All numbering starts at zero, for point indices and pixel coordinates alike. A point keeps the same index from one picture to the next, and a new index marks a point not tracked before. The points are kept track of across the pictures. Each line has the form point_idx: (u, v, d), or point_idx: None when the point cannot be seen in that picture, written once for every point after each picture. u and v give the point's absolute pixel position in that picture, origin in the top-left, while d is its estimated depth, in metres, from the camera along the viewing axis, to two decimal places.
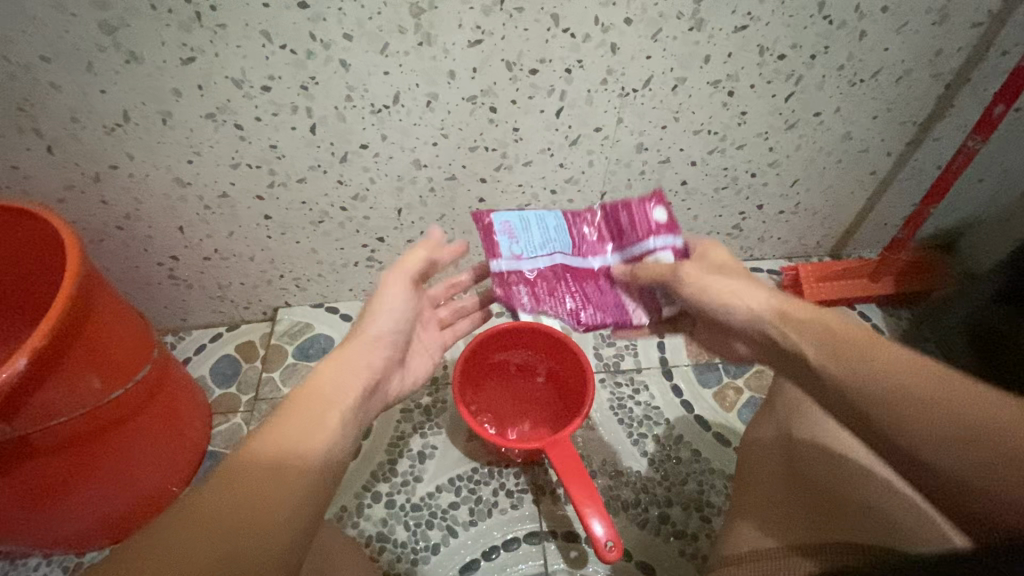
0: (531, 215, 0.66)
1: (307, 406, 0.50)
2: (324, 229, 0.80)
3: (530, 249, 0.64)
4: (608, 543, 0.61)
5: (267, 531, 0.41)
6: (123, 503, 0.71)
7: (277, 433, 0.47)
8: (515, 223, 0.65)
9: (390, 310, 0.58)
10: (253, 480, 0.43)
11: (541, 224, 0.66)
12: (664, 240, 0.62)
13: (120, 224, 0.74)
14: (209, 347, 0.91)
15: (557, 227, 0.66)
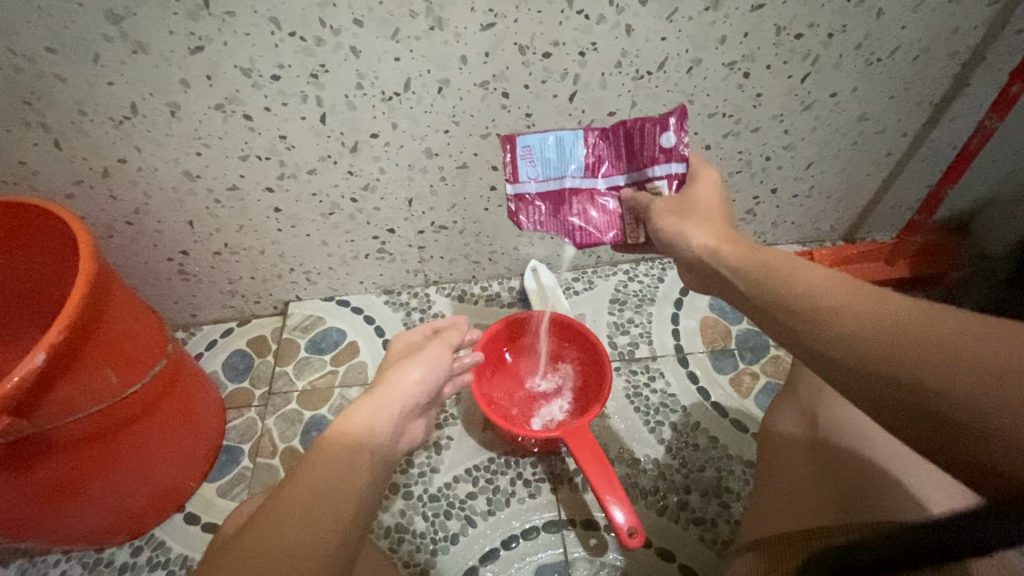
0: (553, 134, 0.58)
1: (343, 436, 0.49)
2: (334, 221, 0.79)
3: (546, 172, 0.59)
4: (630, 529, 0.60)
5: (320, 554, 0.41)
6: (142, 498, 0.71)
7: (319, 467, 0.46)
8: (537, 144, 0.59)
9: (428, 363, 0.60)
10: (299, 506, 0.42)
11: (562, 143, 0.59)
12: (664, 167, 0.57)
13: (129, 219, 0.74)
14: (220, 343, 0.91)
15: (573, 143, 0.59)
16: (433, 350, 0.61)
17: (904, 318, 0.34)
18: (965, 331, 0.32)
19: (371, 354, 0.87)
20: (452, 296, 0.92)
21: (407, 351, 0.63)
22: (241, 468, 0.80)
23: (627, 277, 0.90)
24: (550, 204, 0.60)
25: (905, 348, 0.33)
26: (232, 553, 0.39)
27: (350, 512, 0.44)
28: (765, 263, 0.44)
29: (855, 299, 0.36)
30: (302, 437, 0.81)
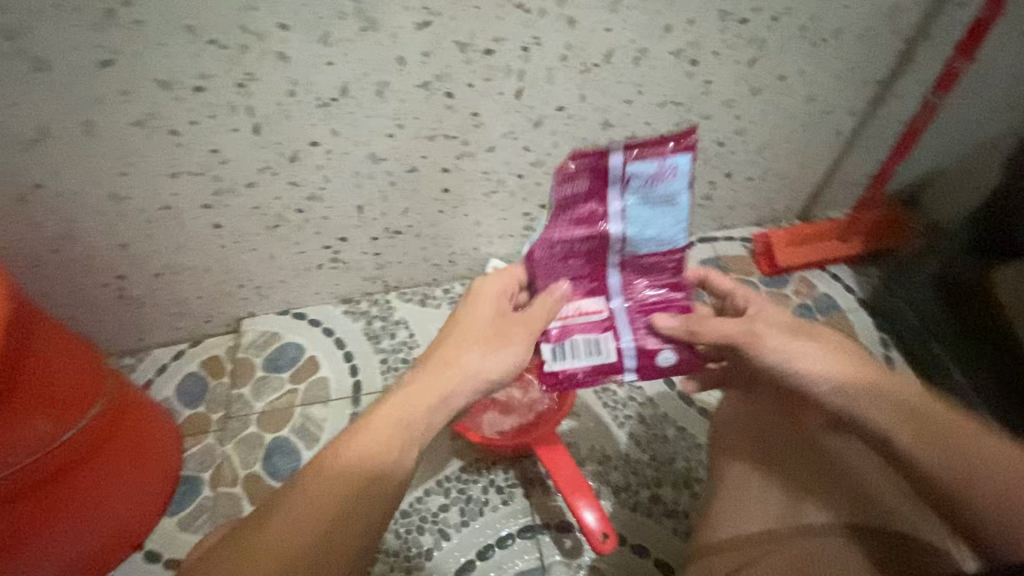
0: (671, 212, 0.57)
1: (375, 437, 0.48)
2: (281, 234, 0.75)
3: (627, 217, 0.57)
4: (602, 534, 0.61)
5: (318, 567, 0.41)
6: (97, 539, 0.68)
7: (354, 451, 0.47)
8: (653, 184, 0.55)
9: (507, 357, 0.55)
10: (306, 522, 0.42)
11: (661, 230, 0.58)
12: (660, 359, 0.62)
13: (54, 247, 0.68)
14: (172, 367, 0.86)
15: (656, 248, 0.60)
16: (517, 342, 0.55)
17: (978, 445, 0.47)
18: (999, 457, 0.46)
19: (332, 368, 0.85)
20: (413, 301, 0.90)
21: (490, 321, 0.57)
22: (203, 498, 0.76)
23: None
24: (579, 220, 0.57)
25: (966, 462, 0.46)
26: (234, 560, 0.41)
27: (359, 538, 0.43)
28: (859, 374, 0.52)
29: (918, 413, 0.49)
30: (265, 461, 0.78)
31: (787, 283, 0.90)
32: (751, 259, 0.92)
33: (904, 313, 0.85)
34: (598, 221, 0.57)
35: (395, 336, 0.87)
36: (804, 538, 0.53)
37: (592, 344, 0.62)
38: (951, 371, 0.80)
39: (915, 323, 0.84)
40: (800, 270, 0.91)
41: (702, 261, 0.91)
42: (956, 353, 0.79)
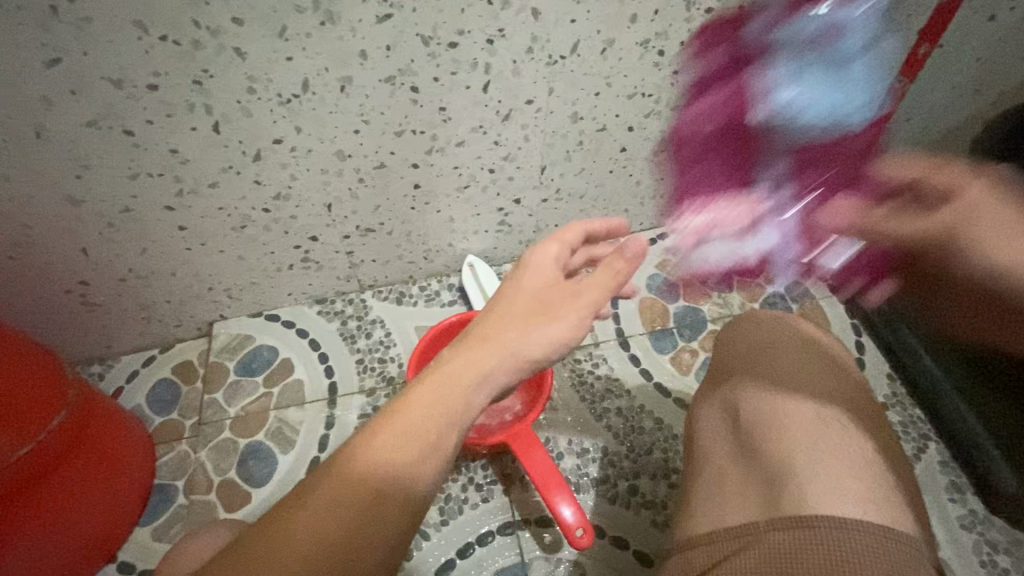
0: (813, 95, 0.70)
1: (407, 426, 0.43)
2: (249, 234, 0.74)
3: (811, 43, 0.66)
4: (579, 529, 0.61)
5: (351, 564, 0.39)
6: (74, 552, 0.66)
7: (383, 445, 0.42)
8: (806, 30, 0.65)
9: (560, 329, 0.50)
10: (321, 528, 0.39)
11: (827, 86, 0.70)
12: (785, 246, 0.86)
13: (11, 254, 0.66)
14: (142, 374, 0.84)
15: (825, 119, 0.74)
16: (563, 326, 0.50)
17: None
18: None
19: (307, 370, 0.83)
20: (389, 300, 0.89)
21: (538, 299, 0.51)
22: (178, 507, 0.75)
23: None
24: (735, 82, 0.69)
25: None
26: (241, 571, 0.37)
27: (386, 547, 0.40)
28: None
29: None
30: (240, 467, 0.77)
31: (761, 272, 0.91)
32: None
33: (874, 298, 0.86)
34: (757, 100, 0.70)
35: (371, 335, 0.86)
36: (777, 530, 0.44)
37: (741, 248, 0.85)
38: (919, 355, 0.81)
39: (885, 307, 0.85)
40: None
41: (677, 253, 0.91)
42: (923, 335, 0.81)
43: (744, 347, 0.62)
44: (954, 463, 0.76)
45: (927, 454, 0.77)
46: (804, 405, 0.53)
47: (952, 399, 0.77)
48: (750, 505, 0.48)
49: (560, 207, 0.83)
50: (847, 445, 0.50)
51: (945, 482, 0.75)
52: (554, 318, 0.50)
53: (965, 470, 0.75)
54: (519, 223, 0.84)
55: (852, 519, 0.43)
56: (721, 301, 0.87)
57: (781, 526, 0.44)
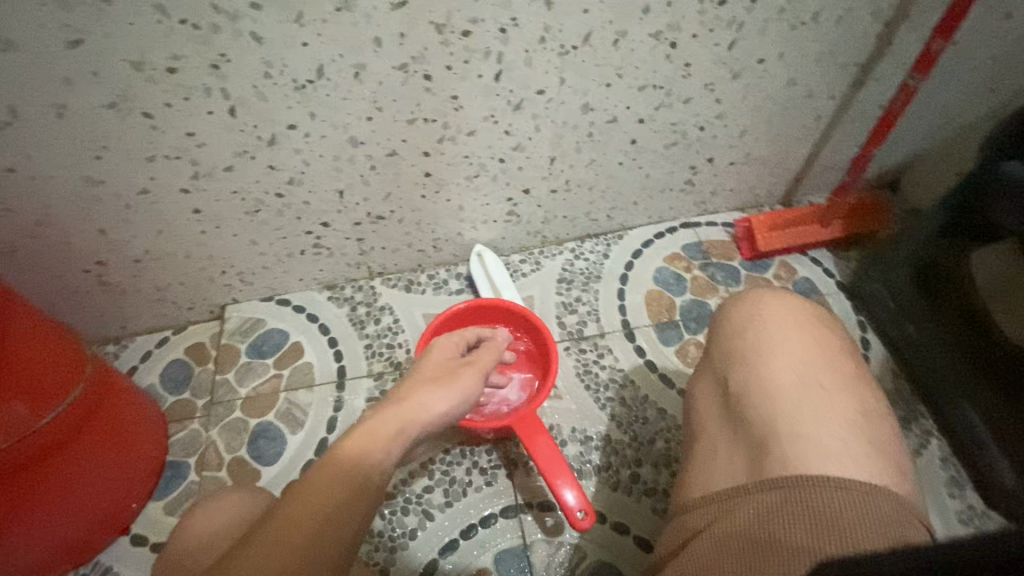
0: None
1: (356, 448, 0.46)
2: (261, 219, 0.75)
3: None
4: (580, 511, 0.62)
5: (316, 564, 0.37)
6: (88, 522, 0.68)
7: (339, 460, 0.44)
8: None
9: (461, 389, 0.57)
10: (302, 526, 0.38)
11: None
12: None
13: (32, 233, 0.68)
14: (156, 354, 0.86)
15: None
16: (467, 381, 0.58)
17: None
18: None
19: (316, 354, 0.85)
20: (397, 287, 0.90)
21: (440, 368, 0.59)
22: (189, 483, 0.77)
23: (573, 256, 0.90)
24: None
25: None
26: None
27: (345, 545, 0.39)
28: None
29: None
30: (249, 446, 0.79)
31: (768, 267, 0.91)
32: (734, 244, 0.93)
33: (880, 295, 0.84)
34: None
35: (380, 322, 0.87)
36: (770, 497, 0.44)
37: None
38: (926, 354, 0.79)
39: (892, 307, 0.83)
40: (781, 254, 0.92)
41: (685, 246, 0.91)
42: (930, 334, 0.78)
43: (729, 311, 0.60)
44: (955, 458, 0.76)
45: (928, 450, 0.77)
46: (790, 367, 0.51)
47: (959, 399, 0.75)
48: (740, 467, 0.48)
49: (568, 199, 0.84)
50: (831, 403, 0.49)
51: (945, 478, 0.75)
52: (454, 381, 0.57)
53: (965, 466, 0.75)
54: (527, 213, 0.85)
55: (838, 478, 0.43)
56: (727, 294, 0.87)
57: (773, 486, 0.44)
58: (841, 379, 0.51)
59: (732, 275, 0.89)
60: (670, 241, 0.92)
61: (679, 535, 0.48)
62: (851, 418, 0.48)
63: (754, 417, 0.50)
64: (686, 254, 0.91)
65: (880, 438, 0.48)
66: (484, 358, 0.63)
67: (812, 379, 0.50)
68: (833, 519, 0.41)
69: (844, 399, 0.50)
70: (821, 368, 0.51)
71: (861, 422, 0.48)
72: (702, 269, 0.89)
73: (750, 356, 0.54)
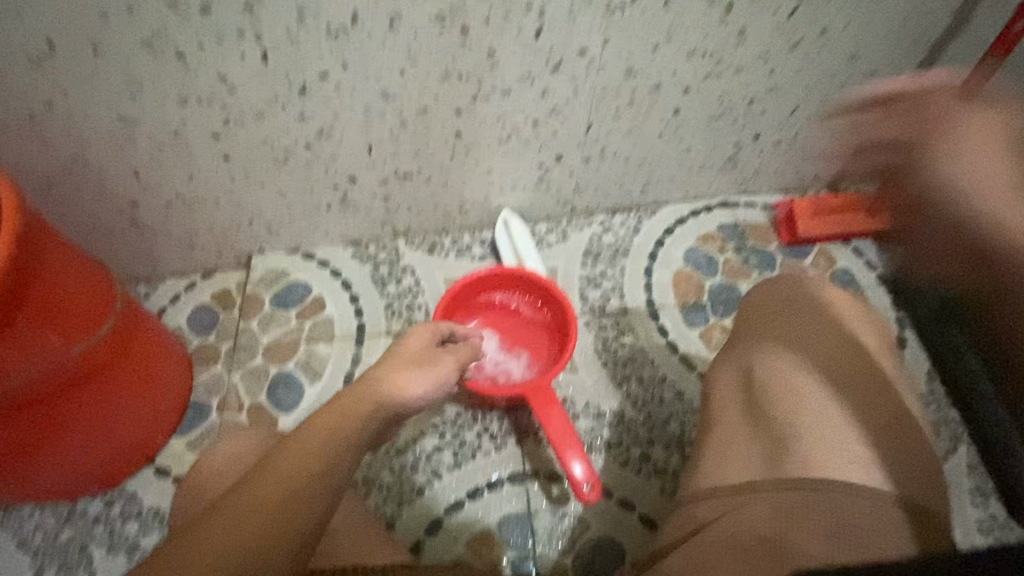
0: None
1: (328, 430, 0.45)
2: (290, 170, 0.74)
3: None
4: (587, 485, 0.62)
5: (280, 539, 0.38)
6: (116, 450, 0.72)
7: (313, 437, 0.44)
8: None
9: (438, 376, 0.54)
10: (277, 498, 0.39)
11: None
12: None
13: (69, 169, 0.69)
14: (184, 297, 0.88)
15: None
16: (447, 369, 0.55)
17: None
18: None
19: (337, 309, 0.85)
20: (421, 249, 0.89)
21: (416, 352, 0.55)
22: (210, 424, 0.79)
23: (602, 229, 0.87)
24: None
25: None
26: (193, 544, 0.37)
27: (312, 521, 0.40)
28: None
29: None
30: (269, 393, 0.81)
31: (806, 255, 0.87)
32: (772, 228, 0.89)
33: (924, 292, 0.81)
34: None
35: (401, 282, 0.87)
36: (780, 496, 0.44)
37: None
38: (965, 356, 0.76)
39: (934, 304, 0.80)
40: (821, 242, 0.88)
41: (720, 227, 0.88)
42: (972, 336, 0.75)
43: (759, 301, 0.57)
44: (984, 467, 0.73)
45: (956, 456, 0.74)
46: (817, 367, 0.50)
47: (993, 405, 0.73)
48: (754, 464, 0.47)
49: (601, 169, 0.81)
50: (859, 406, 0.47)
51: (970, 486, 0.73)
52: (433, 367, 0.54)
53: (993, 476, 0.72)
54: (558, 182, 0.82)
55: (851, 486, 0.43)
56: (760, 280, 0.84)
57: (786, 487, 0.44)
58: (861, 365, 0.50)
59: (766, 261, 0.86)
60: (704, 220, 0.88)
61: (682, 522, 0.47)
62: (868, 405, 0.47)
63: (773, 413, 0.49)
64: (720, 235, 0.87)
65: (909, 443, 0.46)
66: (468, 349, 0.59)
67: (839, 382, 0.49)
68: (850, 523, 0.42)
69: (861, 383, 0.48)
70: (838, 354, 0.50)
71: (889, 426, 0.47)
72: (736, 252, 0.86)
73: (766, 344, 0.53)
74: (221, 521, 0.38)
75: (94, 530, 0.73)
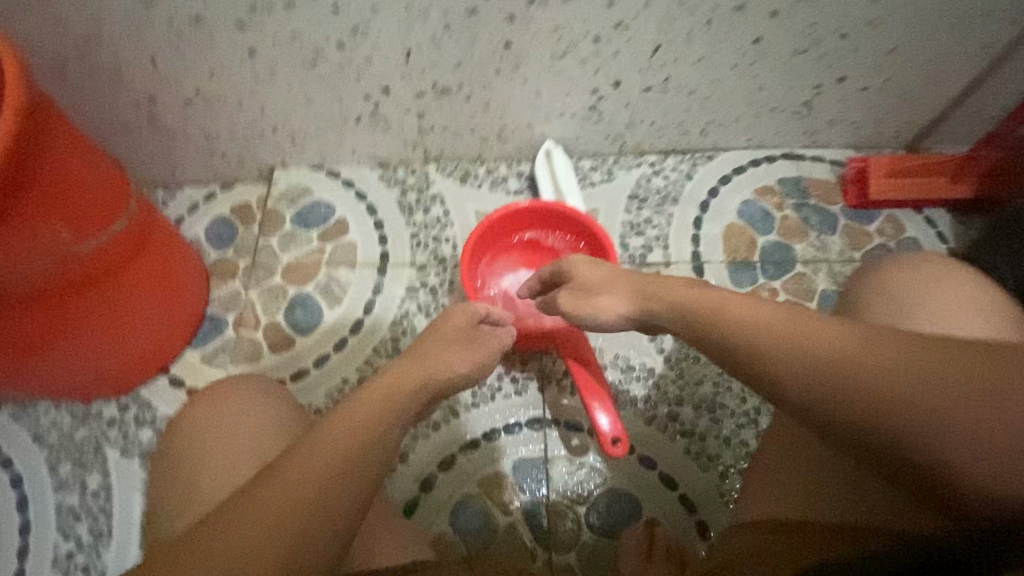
0: None
1: (367, 407, 0.44)
2: (320, 74, 0.68)
3: None
4: (613, 439, 0.59)
5: (328, 512, 0.39)
6: (129, 357, 0.70)
7: (354, 413, 0.44)
8: None
9: (476, 362, 0.53)
10: (322, 472, 0.40)
11: None
12: None
13: (82, 52, 0.63)
14: (203, 207, 0.84)
15: None
16: (485, 353, 0.54)
17: None
18: None
19: (361, 233, 0.81)
20: (453, 176, 0.83)
21: (451, 338, 0.53)
22: (225, 339, 0.77)
23: (652, 171, 0.80)
24: None
25: None
26: (240, 526, 0.37)
27: (359, 494, 0.41)
28: None
29: None
30: (287, 314, 0.78)
31: (873, 220, 0.79)
32: (838, 186, 0.81)
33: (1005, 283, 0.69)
34: None
35: (429, 211, 0.81)
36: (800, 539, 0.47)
37: None
38: None
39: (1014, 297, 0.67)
40: (890, 207, 0.80)
41: (781, 180, 0.80)
42: None
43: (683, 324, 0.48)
44: None
45: None
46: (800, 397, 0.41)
47: None
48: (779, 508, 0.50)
49: (660, 102, 0.73)
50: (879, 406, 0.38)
51: None
52: (472, 350, 0.53)
53: None
54: (611, 113, 0.74)
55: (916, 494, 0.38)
56: (818, 242, 0.77)
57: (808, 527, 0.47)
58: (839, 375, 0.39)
59: (828, 222, 0.78)
60: (765, 171, 0.80)
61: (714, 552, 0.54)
62: (810, 398, 0.40)
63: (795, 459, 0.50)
64: (780, 189, 0.80)
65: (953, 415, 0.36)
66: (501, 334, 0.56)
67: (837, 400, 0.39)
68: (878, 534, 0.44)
69: (853, 401, 0.38)
70: (812, 356, 0.40)
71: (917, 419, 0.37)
72: (796, 209, 0.79)
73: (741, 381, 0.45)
74: (266, 498, 0.38)
75: (108, 432, 0.73)
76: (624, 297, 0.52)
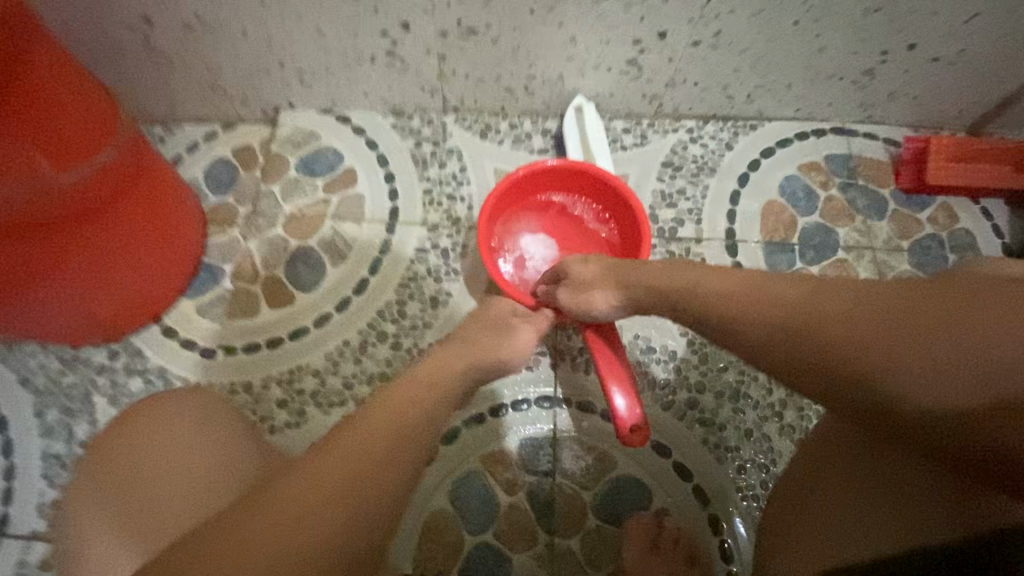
0: None
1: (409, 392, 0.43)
2: (332, 3, 0.61)
3: None
4: (632, 427, 0.55)
5: (367, 499, 0.35)
6: (119, 303, 0.66)
7: (396, 396, 0.42)
8: None
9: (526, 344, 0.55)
10: (363, 454, 0.37)
11: None
12: None
13: None
14: (203, 147, 0.78)
15: None
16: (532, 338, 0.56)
17: None
18: None
19: (370, 186, 0.75)
20: (473, 130, 0.76)
21: (495, 324, 0.55)
22: (222, 290, 0.73)
23: (689, 137, 0.74)
24: None
25: None
26: (270, 512, 0.34)
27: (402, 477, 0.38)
28: None
29: None
30: (288, 268, 0.73)
31: (924, 207, 0.73)
32: (891, 167, 0.74)
33: None
34: None
35: (445, 166, 0.75)
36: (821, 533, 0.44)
37: None
38: None
39: None
40: (945, 194, 0.73)
41: (828, 156, 0.74)
42: None
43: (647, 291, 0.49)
44: None
45: None
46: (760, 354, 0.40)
47: None
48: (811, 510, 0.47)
49: (707, 59, 0.65)
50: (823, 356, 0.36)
51: None
52: (522, 335, 0.55)
53: None
54: (651, 69, 0.67)
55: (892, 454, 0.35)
56: (863, 226, 0.71)
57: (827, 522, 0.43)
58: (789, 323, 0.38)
59: (876, 205, 0.72)
60: (812, 145, 0.74)
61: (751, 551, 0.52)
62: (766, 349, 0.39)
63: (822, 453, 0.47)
64: (827, 166, 0.73)
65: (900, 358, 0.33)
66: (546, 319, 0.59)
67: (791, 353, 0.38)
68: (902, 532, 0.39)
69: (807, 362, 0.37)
70: (764, 311, 0.40)
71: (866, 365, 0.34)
72: (842, 189, 0.73)
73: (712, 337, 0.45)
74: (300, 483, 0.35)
75: (97, 380, 0.70)
76: (613, 288, 0.50)
